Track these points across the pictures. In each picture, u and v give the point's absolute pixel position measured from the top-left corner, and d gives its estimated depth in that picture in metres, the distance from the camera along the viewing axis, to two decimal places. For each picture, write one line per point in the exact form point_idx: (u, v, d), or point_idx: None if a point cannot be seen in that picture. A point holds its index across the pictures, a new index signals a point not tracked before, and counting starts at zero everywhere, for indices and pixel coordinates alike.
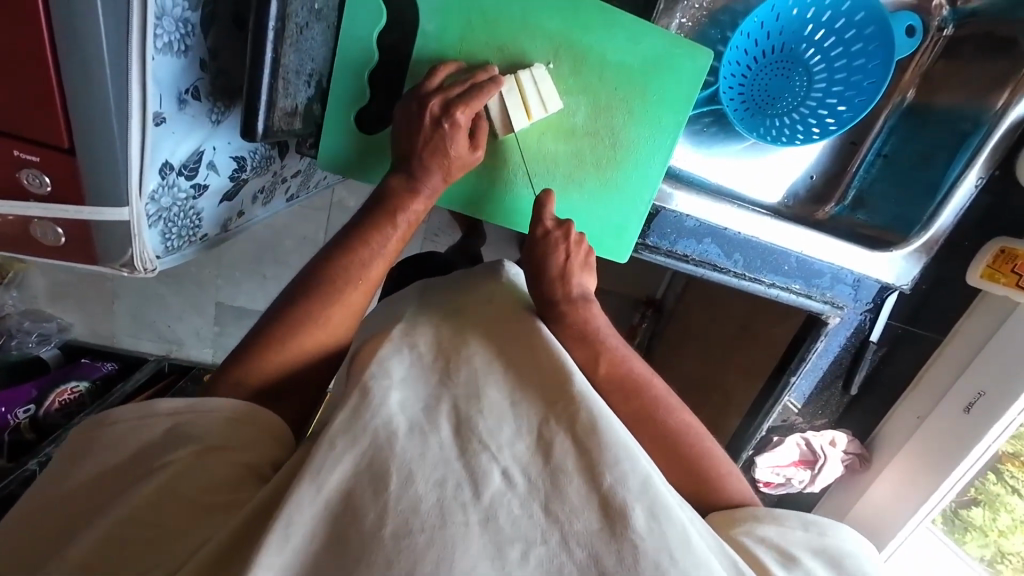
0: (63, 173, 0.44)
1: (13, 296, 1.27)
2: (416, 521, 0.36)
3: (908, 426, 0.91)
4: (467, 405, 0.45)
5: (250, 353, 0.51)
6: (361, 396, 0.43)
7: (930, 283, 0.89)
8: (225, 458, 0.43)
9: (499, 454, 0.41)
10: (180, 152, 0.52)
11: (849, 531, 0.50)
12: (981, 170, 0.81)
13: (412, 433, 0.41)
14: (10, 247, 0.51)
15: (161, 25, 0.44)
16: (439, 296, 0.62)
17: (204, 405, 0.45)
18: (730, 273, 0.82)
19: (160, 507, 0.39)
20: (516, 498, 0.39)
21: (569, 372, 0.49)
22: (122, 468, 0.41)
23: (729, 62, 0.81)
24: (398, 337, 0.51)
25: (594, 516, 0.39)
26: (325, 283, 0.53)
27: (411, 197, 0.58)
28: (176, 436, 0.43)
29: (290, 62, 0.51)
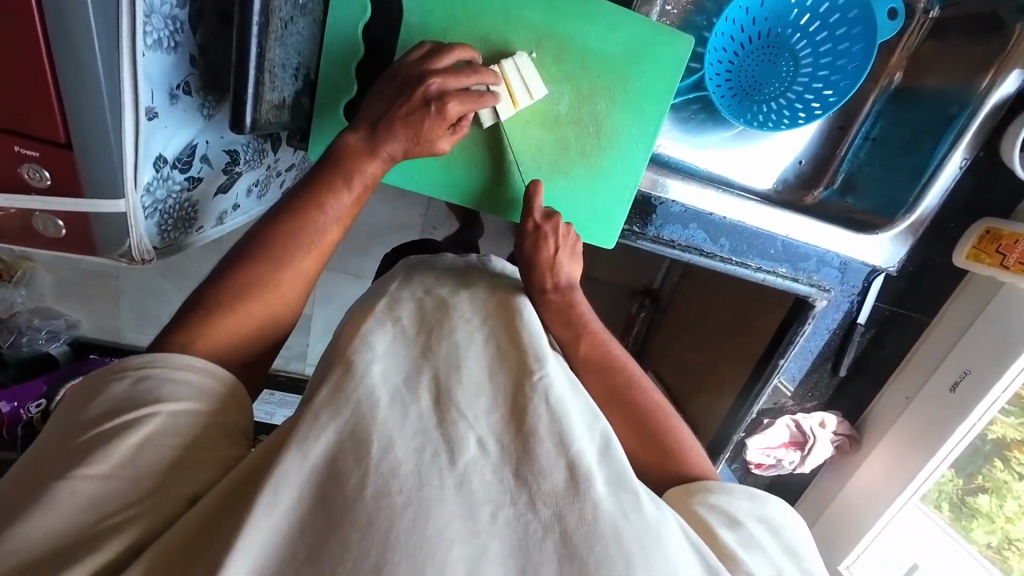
0: (62, 166, 0.46)
1: (20, 295, 1.28)
2: (396, 483, 0.38)
3: (897, 406, 0.93)
4: (448, 377, 0.48)
5: (199, 316, 0.49)
6: (344, 370, 0.45)
7: (917, 265, 0.90)
8: (201, 417, 0.43)
9: (475, 423, 0.45)
10: (173, 146, 0.54)
11: (790, 508, 0.53)
12: (966, 152, 0.81)
13: (394, 405, 0.43)
14: (12, 239, 0.53)
15: (150, 23, 0.45)
16: (426, 270, 0.63)
17: (176, 363, 0.44)
18: (718, 258, 0.83)
19: (139, 463, 0.40)
20: (489, 465, 0.42)
21: (543, 354, 0.52)
22: (87, 424, 0.40)
23: (715, 48, 0.81)
24: (382, 312, 0.54)
25: (559, 477, 0.42)
26: (275, 243, 0.52)
27: (367, 160, 0.56)
28: (146, 391, 0.42)
29: (275, 57, 0.53)
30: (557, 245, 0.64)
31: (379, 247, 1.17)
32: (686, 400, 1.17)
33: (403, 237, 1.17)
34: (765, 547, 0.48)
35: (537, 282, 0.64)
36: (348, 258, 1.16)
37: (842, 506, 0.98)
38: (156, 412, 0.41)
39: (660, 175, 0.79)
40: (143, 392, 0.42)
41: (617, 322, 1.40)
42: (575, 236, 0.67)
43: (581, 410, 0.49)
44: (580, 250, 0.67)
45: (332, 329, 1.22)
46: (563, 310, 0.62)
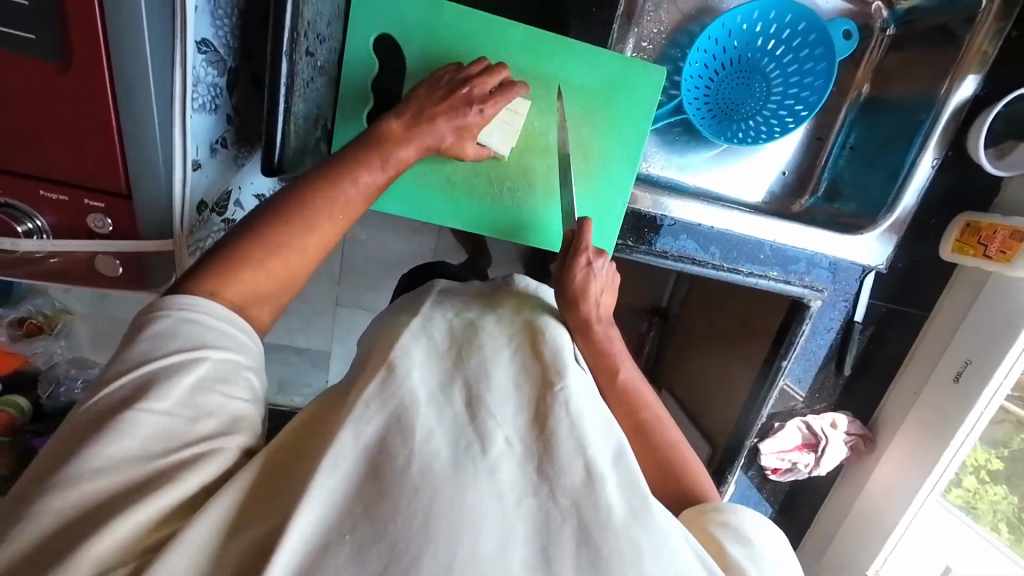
0: (123, 214, 0.54)
1: (60, 346, 1.35)
2: (436, 465, 0.43)
3: (905, 402, 0.94)
4: (477, 384, 0.52)
5: (216, 272, 0.48)
6: (388, 370, 0.49)
7: (907, 263, 0.92)
8: (239, 364, 0.46)
9: (504, 423, 0.49)
10: (212, 192, 0.61)
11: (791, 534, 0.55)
12: (935, 152, 0.87)
13: (432, 404, 0.48)
14: (64, 279, 0.59)
15: (197, 91, 0.54)
16: (457, 294, 0.68)
17: (216, 310, 0.46)
18: (711, 265, 0.88)
19: (195, 404, 0.42)
20: (515, 462, 0.46)
21: (563, 364, 0.55)
22: (134, 364, 0.42)
23: (689, 76, 0.90)
24: (416, 329, 0.57)
25: (577, 475, 0.46)
26: (299, 203, 0.52)
27: (401, 146, 0.60)
28: (192, 337, 0.44)
29: (299, 110, 0.60)
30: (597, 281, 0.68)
31: (391, 280, 1.24)
32: (699, 412, 1.18)
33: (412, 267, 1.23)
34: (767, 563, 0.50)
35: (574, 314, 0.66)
36: (361, 291, 1.23)
37: (863, 509, 0.97)
38: (206, 357, 0.44)
39: (659, 195, 0.85)
40: (188, 339, 0.44)
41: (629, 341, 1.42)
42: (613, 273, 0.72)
43: (600, 421, 0.52)
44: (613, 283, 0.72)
45: (348, 362, 1.27)
46: (582, 324, 0.66)
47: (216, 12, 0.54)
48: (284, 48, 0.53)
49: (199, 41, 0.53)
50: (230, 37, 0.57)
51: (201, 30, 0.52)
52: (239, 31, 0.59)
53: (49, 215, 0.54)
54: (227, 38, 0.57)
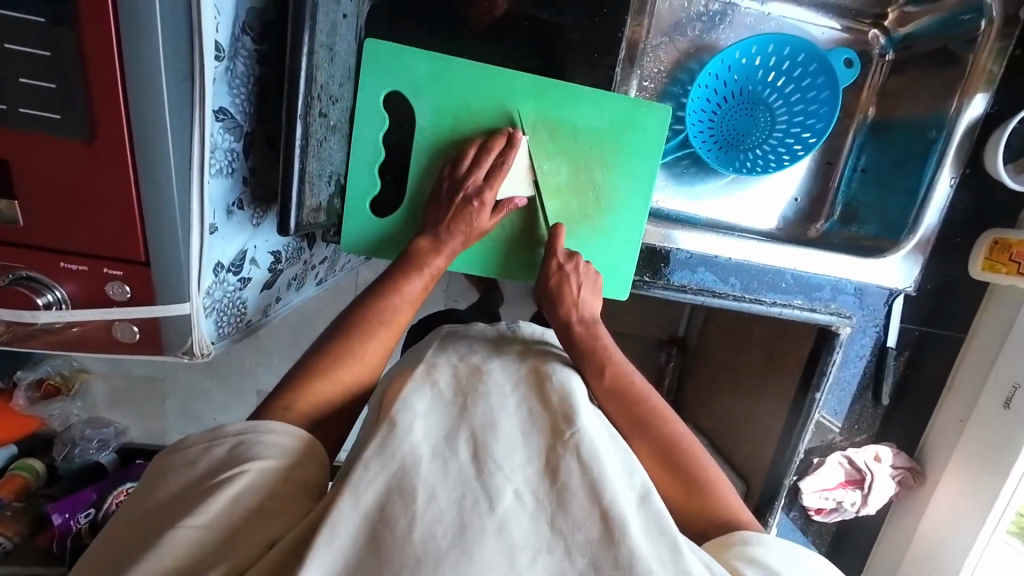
0: (140, 281, 0.54)
1: (76, 406, 1.36)
2: (439, 529, 0.42)
3: (953, 430, 0.89)
4: (483, 434, 0.50)
5: (290, 390, 0.57)
6: (388, 428, 0.48)
7: (936, 282, 0.89)
8: (283, 473, 0.48)
9: (512, 475, 0.47)
10: (229, 253, 0.62)
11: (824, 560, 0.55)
12: (952, 170, 0.85)
13: (434, 459, 0.47)
14: (74, 347, 0.58)
15: (214, 157, 0.55)
16: (461, 341, 0.66)
17: (269, 427, 0.51)
18: (731, 296, 0.86)
19: (231, 517, 0.44)
20: (525, 515, 0.45)
21: (573, 409, 0.54)
22: (194, 482, 0.46)
23: (693, 111, 0.92)
24: (420, 376, 0.56)
25: (594, 527, 0.44)
26: (361, 322, 0.62)
27: (435, 255, 0.67)
28: (241, 454, 0.48)
29: (313, 169, 0.60)
30: (580, 286, 0.70)
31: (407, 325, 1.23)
32: (731, 447, 1.14)
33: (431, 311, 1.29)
34: None
35: (558, 314, 0.69)
36: None
37: (918, 550, 0.91)
38: (247, 469, 0.47)
39: (670, 229, 0.84)
40: (239, 452, 0.48)
41: (650, 375, 1.41)
42: (592, 273, 0.72)
43: (617, 463, 0.50)
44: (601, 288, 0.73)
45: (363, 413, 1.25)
46: (586, 343, 0.66)
47: (233, 80, 0.56)
48: (299, 111, 0.54)
49: (217, 109, 0.54)
50: (247, 104, 0.59)
51: (219, 99, 0.54)
52: (255, 98, 0.60)
53: (68, 286, 0.54)
54: (243, 105, 0.58)
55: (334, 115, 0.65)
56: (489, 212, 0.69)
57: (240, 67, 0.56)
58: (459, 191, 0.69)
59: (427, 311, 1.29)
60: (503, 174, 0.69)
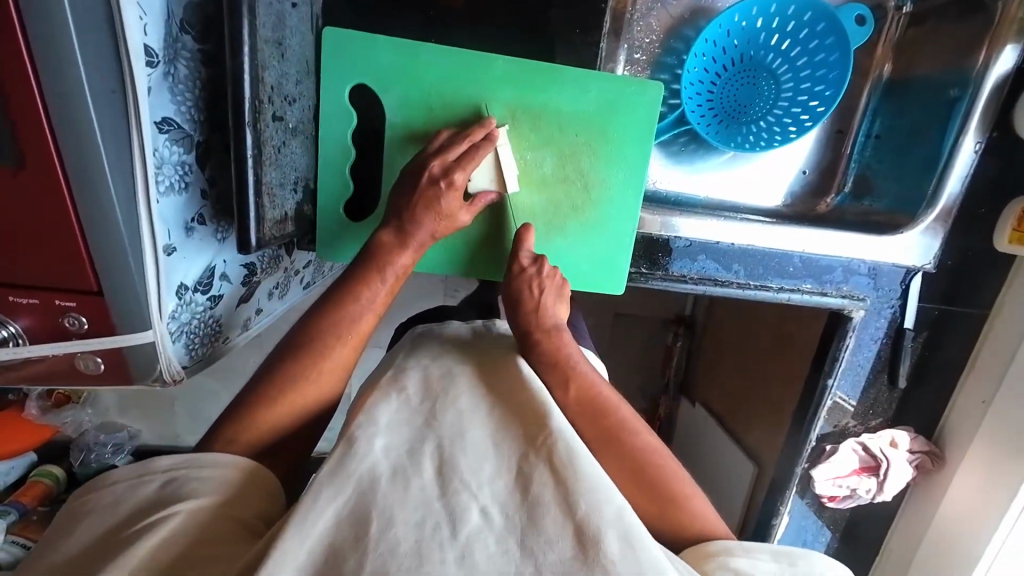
0: (96, 312, 0.51)
1: (88, 414, 1.38)
2: (393, 564, 0.42)
3: (976, 414, 0.84)
4: (451, 446, 0.52)
5: (245, 411, 0.57)
6: (346, 446, 0.49)
7: (956, 258, 0.83)
8: (217, 509, 0.48)
9: (479, 492, 0.48)
10: (192, 273, 0.58)
11: (823, 559, 0.54)
12: (977, 135, 0.77)
13: (394, 479, 0.48)
14: (38, 381, 0.56)
15: (162, 173, 0.51)
16: (433, 342, 0.69)
17: (201, 460, 0.50)
18: (733, 284, 0.81)
19: (159, 563, 0.43)
20: (493, 535, 0.45)
21: (546, 411, 0.55)
22: (121, 526, 0.45)
23: (689, 83, 0.84)
24: (387, 386, 0.59)
25: (566, 545, 0.45)
26: (316, 339, 0.60)
27: (400, 252, 0.64)
28: (172, 492, 0.47)
29: (272, 179, 0.56)
30: (543, 289, 0.68)
31: None
32: (742, 429, 1.11)
33: (429, 304, 1.27)
34: None
35: (521, 325, 0.68)
36: (377, 331, 1.28)
37: (938, 537, 0.88)
38: (176, 510, 0.46)
39: (669, 216, 0.78)
40: (169, 489, 0.48)
41: (657, 357, 1.38)
42: (560, 280, 0.70)
43: (601, 476, 0.49)
44: (568, 292, 0.71)
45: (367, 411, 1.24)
46: (551, 353, 0.65)
47: (175, 86, 0.51)
48: (247, 118, 0.49)
49: (159, 120, 0.49)
50: (195, 111, 0.54)
51: (160, 109, 0.49)
52: (205, 103, 0.55)
53: (22, 320, 0.51)
54: (190, 113, 0.54)
55: (293, 116, 0.60)
56: (459, 195, 0.64)
57: (182, 71, 0.52)
58: (425, 170, 0.63)
59: (425, 303, 1.27)
60: (478, 158, 0.64)
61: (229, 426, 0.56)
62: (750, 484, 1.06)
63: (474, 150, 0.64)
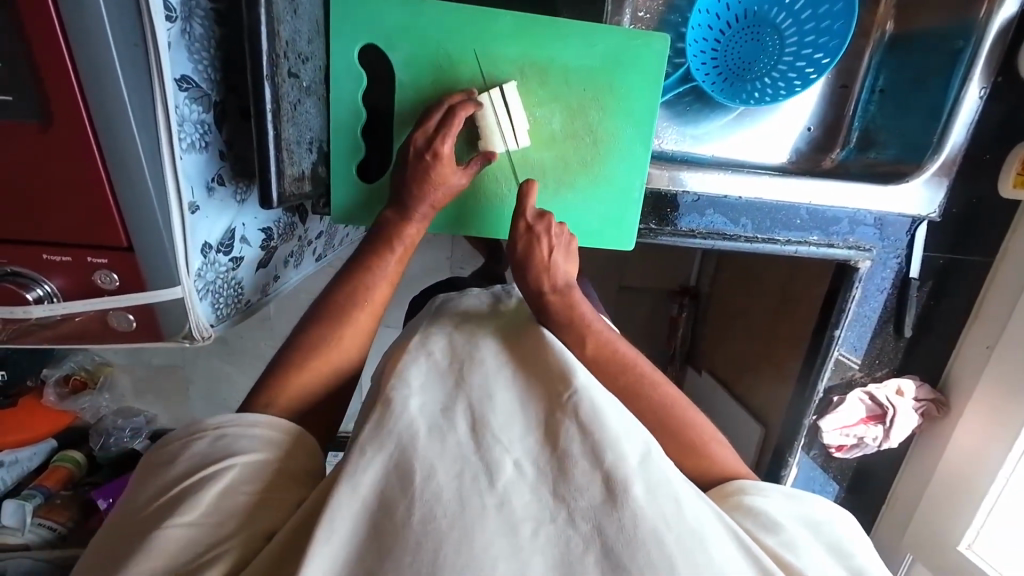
0: (129, 269, 0.53)
1: (105, 398, 1.42)
2: (439, 509, 0.44)
3: (979, 359, 0.86)
4: (481, 405, 0.53)
5: (278, 373, 0.59)
6: (383, 408, 0.51)
7: (961, 206, 0.84)
8: (273, 465, 0.50)
9: (511, 447, 0.50)
10: (215, 232, 0.60)
11: (822, 501, 0.57)
12: (981, 81, 0.78)
13: (432, 435, 0.49)
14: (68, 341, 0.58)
15: (183, 130, 0.52)
16: (450, 309, 0.70)
17: (248, 420, 0.52)
18: (741, 238, 0.82)
19: (220, 512, 0.46)
20: (526, 487, 0.48)
21: (570, 369, 0.57)
22: (175, 481, 0.47)
23: (693, 40, 0.85)
24: (415, 349, 0.60)
25: (596, 492, 0.47)
26: (336, 308, 0.62)
27: (404, 224, 0.66)
28: (224, 448, 0.49)
29: (290, 135, 0.57)
30: (551, 246, 0.69)
31: None
32: (750, 392, 1.13)
33: (435, 279, 1.28)
34: (805, 540, 0.52)
35: (534, 286, 0.69)
36: (387, 309, 1.30)
37: (943, 481, 0.90)
38: (233, 464, 0.48)
39: (677, 170, 0.79)
40: (221, 444, 0.49)
41: (664, 326, 1.39)
42: (567, 235, 0.71)
43: (625, 425, 0.52)
44: (575, 249, 0.72)
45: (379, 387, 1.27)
46: (563, 310, 0.67)
47: (192, 44, 0.52)
48: (265, 72, 0.50)
49: (179, 77, 0.50)
50: (211, 70, 0.55)
51: (179, 67, 0.50)
52: (220, 62, 0.56)
53: (56, 279, 0.53)
54: (207, 71, 0.54)
55: (307, 75, 0.61)
56: (448, 163, 0.65)
57: (198, 29, 0.52)
58: (409, 145, 0.64)
59: (432, 279, 1.28)
60: (457, 124, 0.64)
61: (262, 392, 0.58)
62: (758, 443, 1.08)
63: (451, 114, 0.64)
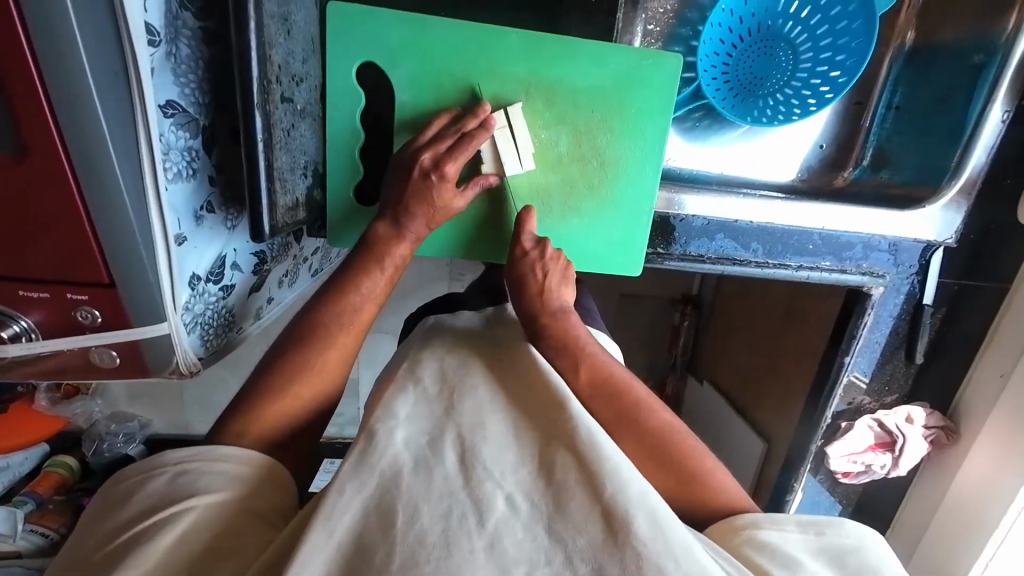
0: (110, 306, 0.50)
1: (98, 404, 1.39)
2: (423, 554, 0.41)
3: (992, 387, 0.84)
4: (471, 437, 0.51)
5: (251, 405, 0.55)
6: (367, 440, 0.49)
7: (978, 232, 0.82)
8: (236, 501, 0.47)
9: (503, 481, 0.48)
10: (205, 262, 0.57)
11: (850, 525, 0.54)
12: (1005, 103, 0.76)
13: (417, 470, 0.47)
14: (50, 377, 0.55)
15: (169, 159, 0.49)
16: (441, 331, 0.68)
17: (210, 453, 0.50)
18: (752, 264, 0.80)
19: (177, 556, 0.43)
20: (519, 523, 0.45)
21: (563, 397, 0.55)
22: (131, 521, 0.45)
23: (705, 55, 0.81)
24: (404, 376, 0.59)
25: (596, 530, 0.44)
26: (319, 329, 0.59)
27: (396, 243, 0.63)
28: (184, 485, 0.47)
29: (283, 163, 0.54)
30: (546, 273, 0.66)
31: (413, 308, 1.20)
32: (752, 407, 1.12)
33: (434, 289, 1.25)
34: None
35: (528, 308, 0.66)
36: (387, 318, 1.28)
37: (951, 511, 0.88)
38: (193, 503, 0.46)
39: (675, 193, 0.76)
40: (181, 481, 0.47)
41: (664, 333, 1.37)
42: (565, 261, 0.69)
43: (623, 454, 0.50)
44: (573, 275, 0.69)
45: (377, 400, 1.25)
46: (558, 334, 0.64)
47: (178, 67, 0.49)
48: (256, 100, 0.47)
49: (164, 104, 0.47)
50: (198, 93, 0.52)
51: (164, 92, 0.47)
52: (209, 84, 0.53)
53: (33, 314, 0.50)
54: (195, 95, 0.51)
55: (301, 97, 0.58)
56: (451, 186, 0.62)
57: (184, 51, 0.49)
58: (415, 162, 0.61)
59: (433, 288, 1.26)
60: (470, 151, 0.61)
61: (238, 419, 0.55)
62: (759, 460, 1.07)
63: (465, 138, 0.61)
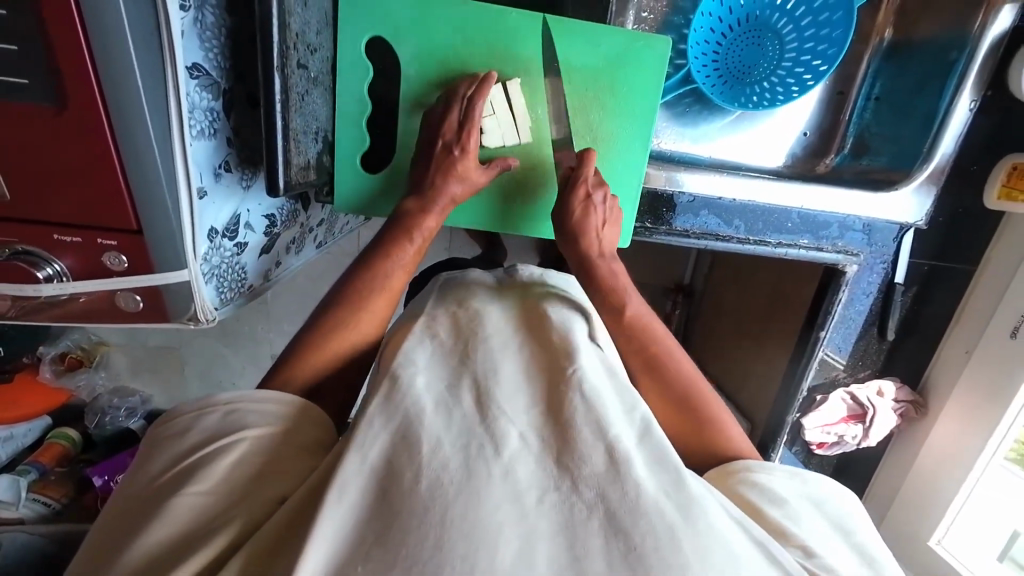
0: (137, 252, 0.54)
1: (100, 376, 1.40)
2: (447, 476, 0.45)
3: (958, 362, 0.89)
4: (486, 380, 0.55)
5: (293, 356, 0.60)
6: (392, 381, 0.53)
7: (947, 216, 0.87)
8: (281, 437, 0.51)
9: (515, 420, 0.52)
10: (221, 218, 0.61)
11: (827, 479, 0.58)
12: (972, 92, 0.80)
13: (441, 409, 0.51)
14: (76, 318, 0.60)
15: (194, 117, 0.53)
16: (458, 288, 0.72)
17: (261, 396, 0.53)
18: (733, 240, 0.85)
19: (231, 482, 0.47)
20: (531, 456, 0.49)
21: (574, 348, 0.60)
22: (188, 452, 0.48)
23: (694, 42, 0.86)
24: (422, 329, 0.62)
25: (599, 461, 0.48)
26: (355, 292, 0.63)
27: (424, 216, 0.67)
28: (235, 422, 0.50)
29: (296, 125, 0.58)
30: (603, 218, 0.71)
31: None
32: (736, 388, 1.16)
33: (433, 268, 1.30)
34: (808, 515, 0.54)
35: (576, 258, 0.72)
36: None
37: (915, 481, 0.94)
38: (244, 437, 0.49)
39: (674, 171, 0.80)
40: (232, 418, 0.50)
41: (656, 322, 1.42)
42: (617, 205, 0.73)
43: (617, 402, 0.55)
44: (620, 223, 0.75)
45: None
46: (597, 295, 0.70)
47: (204, 33, 0.53)
48: (274, 63, 0.51)
49: (190, 65, 0.51)
50: (221, 59, 0.56)
51: (191, 54, 0.51)
52: (230, 50, 0.57)
53: (66, 258, 0.54)
54: (217, 60, 0.55)
55: (314, 66, 0.62)
56: (473, 156, 0.67)
57: (209, 18, 0.53)
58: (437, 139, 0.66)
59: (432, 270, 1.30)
60: (478, 118, 0.66)
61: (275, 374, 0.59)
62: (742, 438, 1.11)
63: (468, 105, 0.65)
